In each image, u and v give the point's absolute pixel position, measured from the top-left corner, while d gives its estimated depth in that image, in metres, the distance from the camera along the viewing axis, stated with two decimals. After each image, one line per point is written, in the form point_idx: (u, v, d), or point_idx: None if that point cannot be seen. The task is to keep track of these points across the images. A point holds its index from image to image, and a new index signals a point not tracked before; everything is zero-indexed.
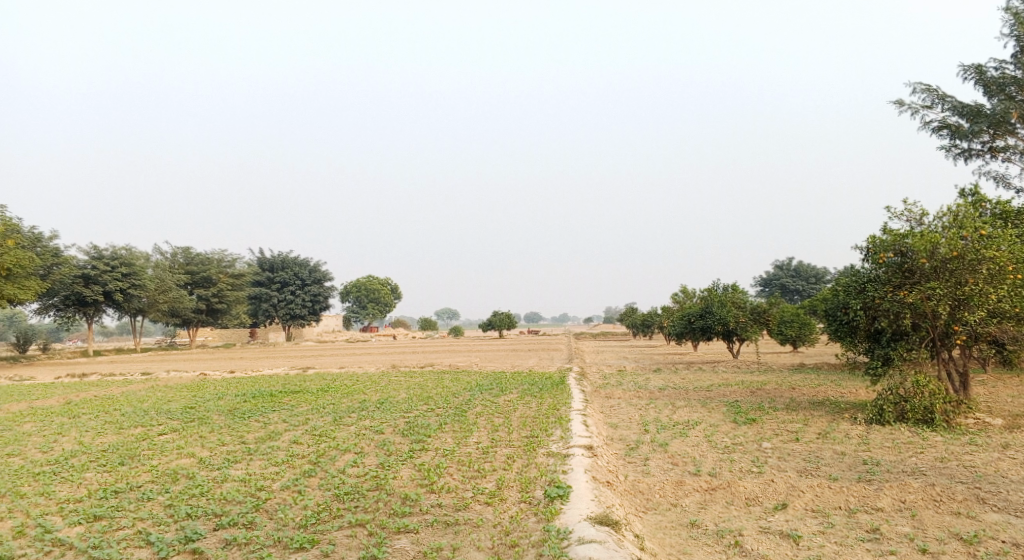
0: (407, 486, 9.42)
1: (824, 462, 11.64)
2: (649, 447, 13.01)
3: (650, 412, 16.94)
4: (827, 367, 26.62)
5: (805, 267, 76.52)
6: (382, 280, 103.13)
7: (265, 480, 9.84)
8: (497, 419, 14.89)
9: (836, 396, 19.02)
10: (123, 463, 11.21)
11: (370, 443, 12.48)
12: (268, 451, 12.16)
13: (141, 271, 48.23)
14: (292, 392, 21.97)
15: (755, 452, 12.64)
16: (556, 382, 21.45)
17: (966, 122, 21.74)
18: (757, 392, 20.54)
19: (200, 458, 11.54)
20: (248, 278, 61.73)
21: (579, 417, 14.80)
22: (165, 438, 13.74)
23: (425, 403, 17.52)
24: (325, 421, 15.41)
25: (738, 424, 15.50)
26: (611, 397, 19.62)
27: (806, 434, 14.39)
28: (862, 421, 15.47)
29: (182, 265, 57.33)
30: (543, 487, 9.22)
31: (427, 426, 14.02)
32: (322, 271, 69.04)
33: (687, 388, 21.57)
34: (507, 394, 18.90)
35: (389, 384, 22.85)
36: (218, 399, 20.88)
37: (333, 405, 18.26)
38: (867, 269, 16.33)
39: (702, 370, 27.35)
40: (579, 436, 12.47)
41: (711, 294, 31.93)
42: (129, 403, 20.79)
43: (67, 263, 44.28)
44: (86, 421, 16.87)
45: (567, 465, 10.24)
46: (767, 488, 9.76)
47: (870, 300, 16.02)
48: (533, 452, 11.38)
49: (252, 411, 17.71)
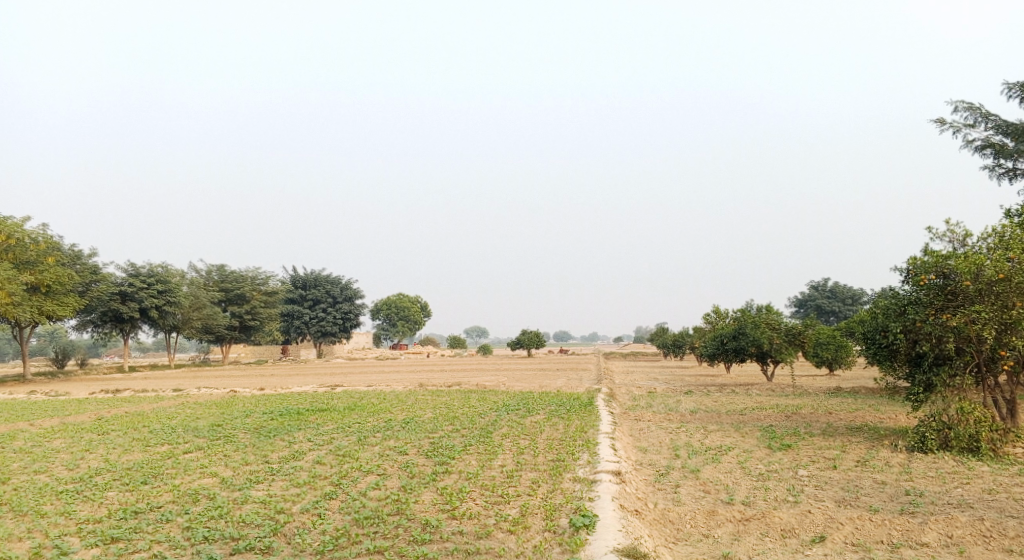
0: (428, 512, 9.17)
1: (864, 492, 11.15)
2: (679, 473, 12.63)
3: (681, 436, 16.52)
4: (865, 391, 25.86)
5: (841, 288, 75.11)
6: (413, 299, 103.42)
7: (285, 502, 9.68)
8: (523, 441, 14.60)
9: (875, 422, 18.39)
10: (145, 482, 11.13)
11: (393, 465, 12.27)
12: (290, 471, 12.00)
13: (176, 288, 48.87)
14: (319, 410, 21.89)
15: (791, 480, 12.18)
16: (585, 403, 21.09)
17: (1011, 141, 21.09)
18: (792, 417, 19.96)
19: (222, 478, 11.42)
20: (281, 296, 62.28)
21: (608, 441, 14.45)
22: (189, 457, 13.68)
23: (451, 423, 17.30)
24: (350, 441, 15.27)
25: (773, 450, 15.01)
26: (640, 420, 19.21)
27: (844, 461, 13.87)
28: (903, 449, 14.90)
29: (217, 282, 58.03)
30: (568, 515, 8.90)
31: (451, 447, 13.79)
32: (354, 289, 69.42)
33: (720, 411, 21.07)
34: (535, 415, 18.60)
35: (416, 403, 22.70)
36: (246, 417, 20.89)
37: (358, 424, 18.11)
38: (907, 290, 15.82)
39: (735, 393, 26.75)
40: (607, 461, 12.12)
41: (744, 315, 31.39)
42: (158, 420, 20.85)
43: (105, 280, 45.02)
44: (113, 438, 16.90)
45: (594, 492, 9.91)
46: (804, 519, 9.33)
47: (911, 323, 15.49)
48: (559, 477, 11.07)
49: (278, 430, 17.63)
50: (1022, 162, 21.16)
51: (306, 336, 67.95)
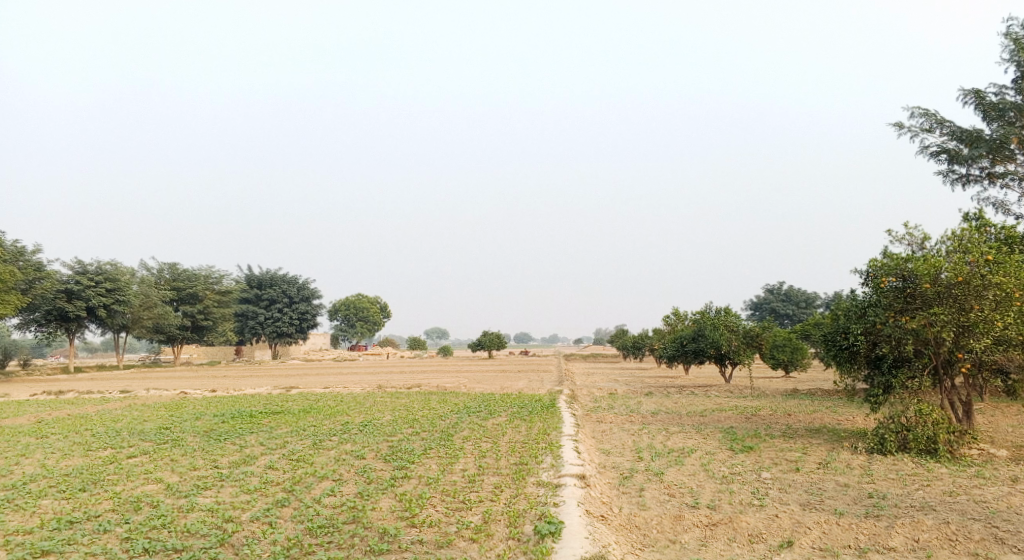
0: (387, 520, 8.77)
1: (828, 495, 11.05)
2: (643, 476, 12.43)
3: (643, 439, 16.36)
4: (821, 393, 26.10)
5: (795, 291, 76.28)
6: (372, 299, 102.25)
7: (234, 510, 9.19)
8: (485, 444, 14.26)
9: (833, 424, 18.48)
10: (83, 489, 10.50)
11: (350, 470, 11.83)
12: (240, 476, 11.46)
13: (126, 287, 47.36)
14: (273, 412, 21.24)
15: (755, 483, 12.06)
16: (547, 405, 20.86)
17: (965, 147, 21.47)
18: (753, 419, 19.98)
19: (167, 484, 10.84)
20: (236, 295, 60.91)
21: (571, 443, 14.20)
22: (133, 462, 13.03)
23: (411, 426, 16.88)
24: (304, 444, 14.76)
25: (735, 452, 14.92)
26: (602, 421, 19.02)
27: (806, 463, 13.84)
28: (862, 450, 14.91)
29: (169, 281, 56.45)
30: (532, 522, 8.59)
31: (411, 451, 13.39)
32: (311, 289, 68.28)
33: (681, 413, 21.02)
34: (496, 417, 18.27)
35: (375, 405, 22.21)
36: (196, 420, 20.13)
37: (313, 426, 17.59)
38: (868, 293, 15.91)
39: (695, 395, 26.81)
40: (570, 464, 11.85)
41: (704, 317, 31.48)
42: (102, 422, 20.00)
43: (50, 278, 43.35)
44: (53, 442, 16.09)
45: (559, 497, 9.62)
46: (771, 523, 9.16)
47: (871, 325, 15.58)
48: (522, 482, 10.76)
49: (229, 433, 17.01)
50: (975, 168, 21.56)
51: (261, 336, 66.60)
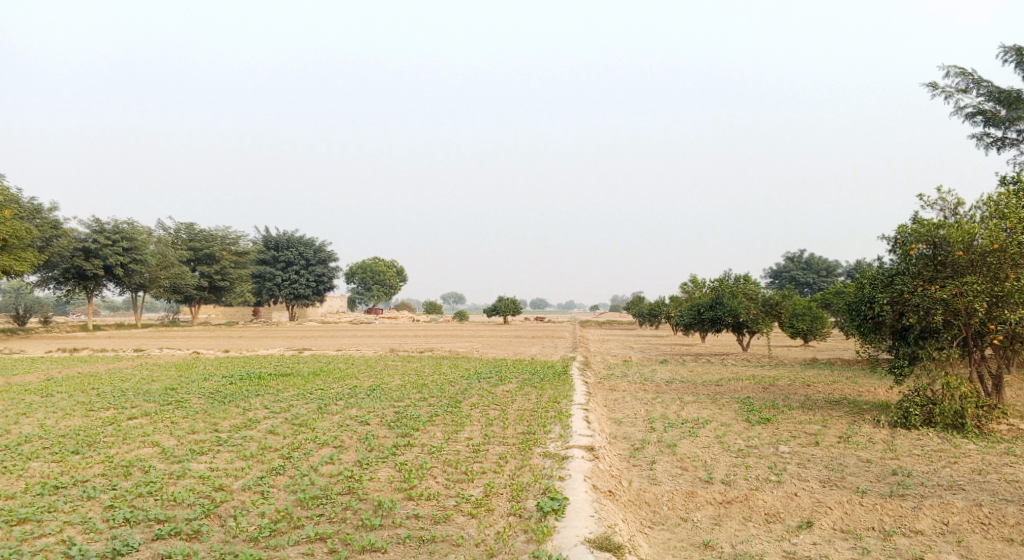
0: (383, 492, 8.36)
1: (850, 472, 10.53)
2: (655, 448, 11.95)
3: (656, 408, 15.88)
4: (841, 363, 25.48)
5: (816, 259, 75.10)
6: (389, 263, 102.07)
7: (226, 477, 8.82)
8: (493, 411, 13.86)
9: (853, 395, 17.92)
10: (76, 452, 10.18)
11: (352, 437, 11.43)
12: (239, 442, 11.10)
13: (143, 246, 47.26)
14: (282, 375, 20.95)
15: (772, 457, 11.55)
16: (559, 372, 20.42)
17: (1003, 108, 20.45)
18: (770, 389, 19.41)
19: (162, 448, 10.51)
20: (252, 256, 60.80)
21: (581, 412, 13.71)
22: (133, 424, 12.73)
23: (419, 391, 16.51)
24: (308, 409, 14.40)
25: (751, 424, 14.39)
26: (615, 390, 18.56)
27: (826, 437, 13.29)
28: (885, 424, 14.33)
29: (185, 241, 56.33)
30: (536, 497, 8.16)
31: (416, 418, 12.97)
32: (328, 251, 68.14)
33: (696, 382, 20.50)
34: (507, 383, 17.86)
35: (385, 369, 21.88)
36: (204, 381, 19.86)
37: (320, 390, 17.26)
38: (895, 261, 15.24)
39: (711, 364, 26.28)
40: (580, 435, 11.37)
41: (722, 285, 30.77)
42: (109, 381, 19.83)
43: (67, 236, 43.21)
44: (56, 401, 15.84)
45: (565, 470, 9.15)
46: (789, 502, 8.64)
47: (898, 294, 14.89)
48: (528, 452, 10.32)
49: (235, 395, 16.72)
50: (1012, 131, 20.57)
51: (278, 298, 66.71)
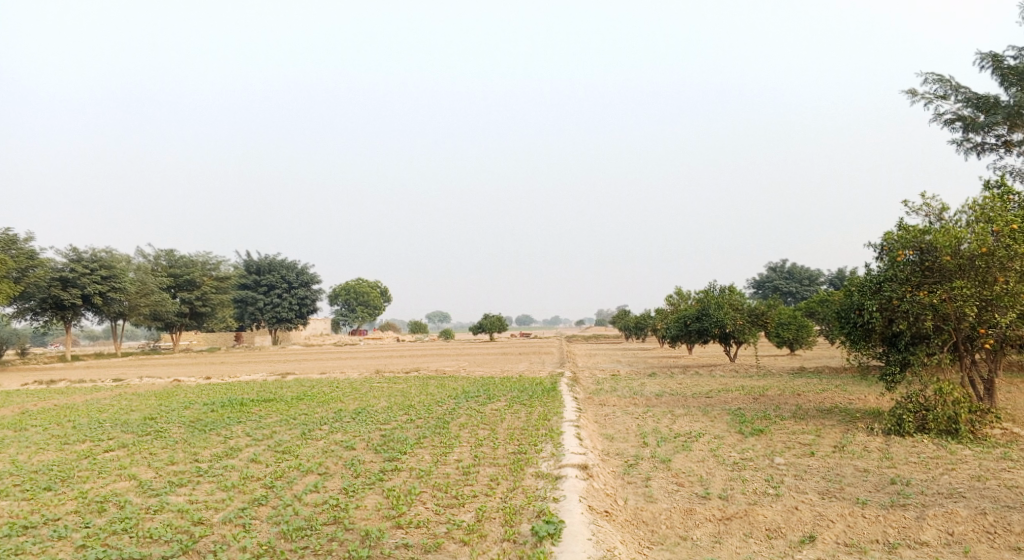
0: (371, 521, 8.03)
1: (848, 482, 10.32)
2: (649, 464, 11.70)
3: (648, 422, 15.64)
4: (829, 371, 25.40)
5: (798, 268, 75.49)
6: (371, 283, 101.33)
7: (207, 510, 8.45)
8: (482, 431, 13.54)
9: (844, 403, 17.78)
10: (48, 488, 9.75)
11: (337, 463, 11.07)
12: (220, 472, 10.71)
13: (121, 274, 46.55)
14: (265, 400, 20.49)
15: (769, 469, 11.32)
16: (548, 388, 20.12)
17: (982, 114, 20.58)
18: (761, 399, 19.23)
19: (139, 481, 10.10)
20: (234, 281, 60.11)
21: (573, 429, 13.43)
22: (110, 457, 12.28)
23: (406, 413, 16.16)
24: (292, 435, 14.00)
25: (745, 436, 14.17)
26: (605, 405, 18.30)
27: (821, 447, 13.10)
28: (879, 432, 14.16)
29: (165, 268, 55.61)
30: (531, 520, 7.86)
31: (404, 440, 12.63)
32: (310, 274, 67.58)
33: (686, 394, 20.29)
34: (495, 402, 17.56)
35: (370, 391, 21.50)
36: (184, 409, 19.37)
37: (304, 415, 16.86)
38: (882, 267, 15.14)
39: (699, 375, 26.10)
40: (572, 453, 11.08)
41: (707, 296, 30.62)
42: (87, 413, 19.30)
43: (43, 266, 42.46)
44: (30, 435, 15.31)
45: (559, 491, 8.86)
46: (790, 516, 8.40)
47: (887, 301, 14.77)
48: (520, 473, 10.03)
49: (216, 423, 16.29)
50: (991, 136, 20.70)
51: (261, 322, 65.97)
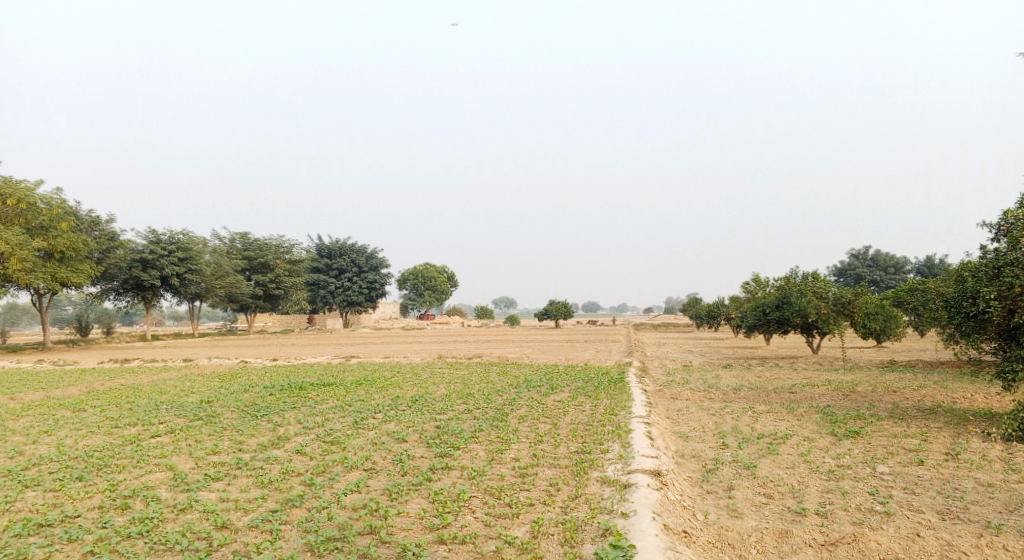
0: (412, 531, 7.13)
1: (973, 499, 8.83)
2: (730, 469, 10.41)
3: (726, 420, 14.24)
4: (925, 365, 23.33)
5: (883, 256, 71.52)
6: (440, 268, 101.37)
7: (235, 510, 7.69)
8: (543, 426, 12.44)
9: (949, 403, 15.94)
10: (78, 478, 9.15)
11: (385, 458, 10.16)
12: (260, 464, 9.93)
13: (198, 256, 47.22)
14: (323, 385, 19.89)
15: (872, 480, 9.84)
16: (615, 379, 18.94)
17: None
18: (851, 395, 17.53)
19: (175, 472, 9.42)
20: (305, 264, 60.63)
21: (642, 427, 12.17)
22: (154, 443, 11.70)
23: (464, 402, 15.19)
24: (344, 423, 13.23)
25: (838, 438, 12.64)
26: (677, 398, 16.95)
27: (930, 453, 11.51)
28: (997, 438, 12.47)
29: (240, 251, 56.40)
30: (595, 542, 6.87)
31: (459, 434, 11.61)
32: (380, 258, 67.82)
33: (766, 388, 18.75)
34: (558, 393, 16.45)
35: (431, 377, 20.67)
36: (242, 393, 18.85)
37: (360, 402, 16.15)
38: (1000, 249, 13.34)
39: (779, 367, 24.40)
40: (643, 455, 9.82)
41: (788, 283, 28.65)
42: (147, 394, 19.06)
43: (124, 247, 43.23)
44: (84, 417, 15.00)
45: (629, 501, 7.73)
46: (911, 545, 7.09)
47: (1007, 288, 12.96)
48: (584, 478, 8.91)
49: (270, 408, 15.68)
50: None
51: (332, 305, 66.55)
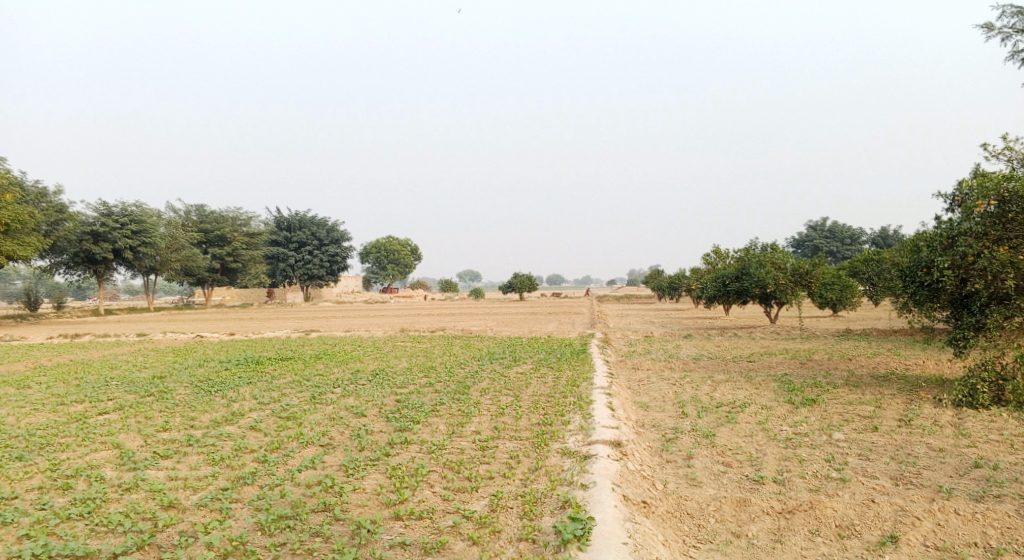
0: (368, 508, 6.97)
1: (925, 464, 8.97)
2: (690, 438, 10.43)
3: (687, 389, 14.31)
4: (879, 334, 23.80)
5: (840, 227, 72.77)
6: (403, 242, 100.52)
7: (183, 488, 7.43)
8: (505, 398, 12.34)
9: (902, 370, 16.25)
10: (19, 457, 8.78)
11: (342, 433, 9.94)
12: (212, 441, 9.64)
13: (152, 229, 45.97)
14: (282, 359, 19.53)
15: (828, 447, 9.94)
16: (577, 350, 18.93)
17: None
18: (808, 364, 17.77)
19: (122, 450, 9.10)
20: (264, 237, 59.49)
21: (604, 398, 12.13)
22: (101, 420, 11.31)
23: (425, 376, 15.01)
24: (301, 399, 12.96)
25: (796, 407, 12.76)
26: (639, 369, 17.00)
27: (885, 420, 11.69)
28: (948, 404, 12.73)
29: (196, 223, 55.05)
30: (554, 514, 6.78)
31: (419, 408, 11.43)
32: (341, 231, 66.85)
33: (726, 358, 18.92)
34: (521, 365, 16.37)
35: (392, 350, 20.44)
36: (197, 368, 18.41)
37: (319, 376, 15.87)
38: (955, 220, 13.54)
39: (738, 337, 24.67)
40: (603, 426, 9.76)
41: (747, 254, 28.89)
42: (97, 370, 18.50)
43: (74, 220, 41.81)
44: (30, 394, 14.48)
45: (589, 473, 7.66)
46: (866, 511, 7.15)
47: (961, 257, 13.15)
48: (544, 450, 8.82)
49: (225, 384, 15.31)
50: None
51: (292, 279, 65.56)
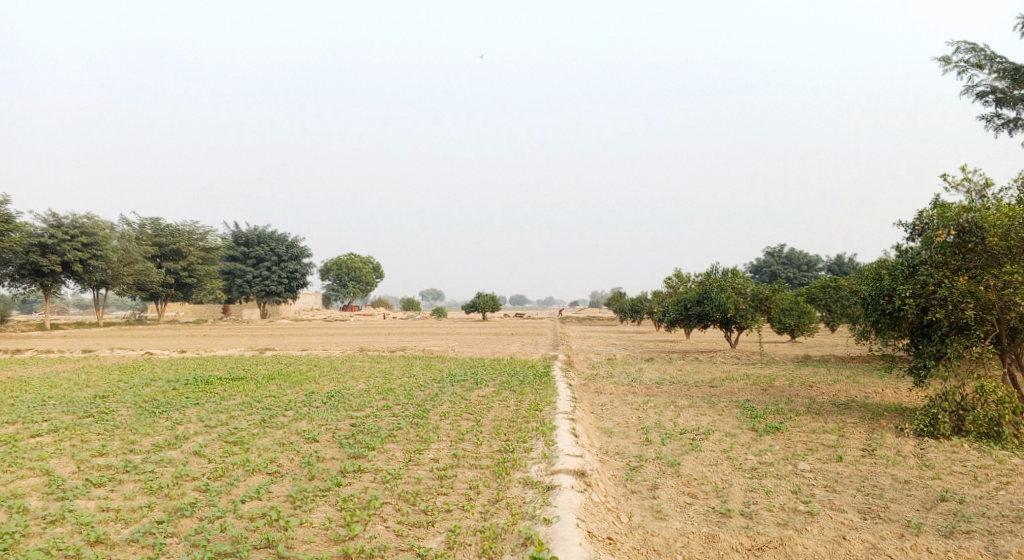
0: (315, 545, 6.55)
1: (892, 496, 8.82)
2: (655, 466, 10.14)
3: (650, 415, 14.04)
4: (837, 361, 23.93)
5: (796, 253, 74.04)
6: (364, 259, 99.48)
7: (113, 521, 6.88)
8: (465, 423, 11.92)
9: (862, 398, 16.23)
10: None
11: (292, 460, 9.42)
12: (151, 468, 9.04)
13: (104, 242, 44.53)
14: (233, 378, 18.80)
15: (794, 478, 9.75)
16: (539, 373, 18.59)
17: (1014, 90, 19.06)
18: (770, 390, 17.68)
19: (51, 478, 8.47)
20: (221, 252, 58.17)
21: (567, 424, 11.77)
22: (33, 444, 10.59)
23: (383, 398, 14.52)
24: (250, 422, 12.37)
25: (760, 434, 12.59)
26: (601, 393, 16.71)
27: (849, 449, 11.57)
28: (910, 433, 12.67)
29: (150, 236, 53.57)
30: (514, 553, 6.42)
31: (374, 433, 10.95)
32: (301, 247, 65.74)
33: (688, 382, 18.76)
34: (482, 387, 15.96)
35: (350, 371, 19.87)
36: (143, 387, 17.59)
37: (271, 398, 15.25)
38: (915, 249, 13.59)
39: (700, 361, 24.62)
40: (566, 454, 9.40)
41: (709, 279, 28.94)
42: (35, 388, 17.55)
43: (21, 231, 40.20)
44: None
45: (551, 505, 7.31)
46: (836, 549, 6.94)
47: (921, 287, 13.16)
48: (505, 480, 8.43)
49: (171, 404, 14.59)
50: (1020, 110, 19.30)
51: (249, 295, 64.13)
